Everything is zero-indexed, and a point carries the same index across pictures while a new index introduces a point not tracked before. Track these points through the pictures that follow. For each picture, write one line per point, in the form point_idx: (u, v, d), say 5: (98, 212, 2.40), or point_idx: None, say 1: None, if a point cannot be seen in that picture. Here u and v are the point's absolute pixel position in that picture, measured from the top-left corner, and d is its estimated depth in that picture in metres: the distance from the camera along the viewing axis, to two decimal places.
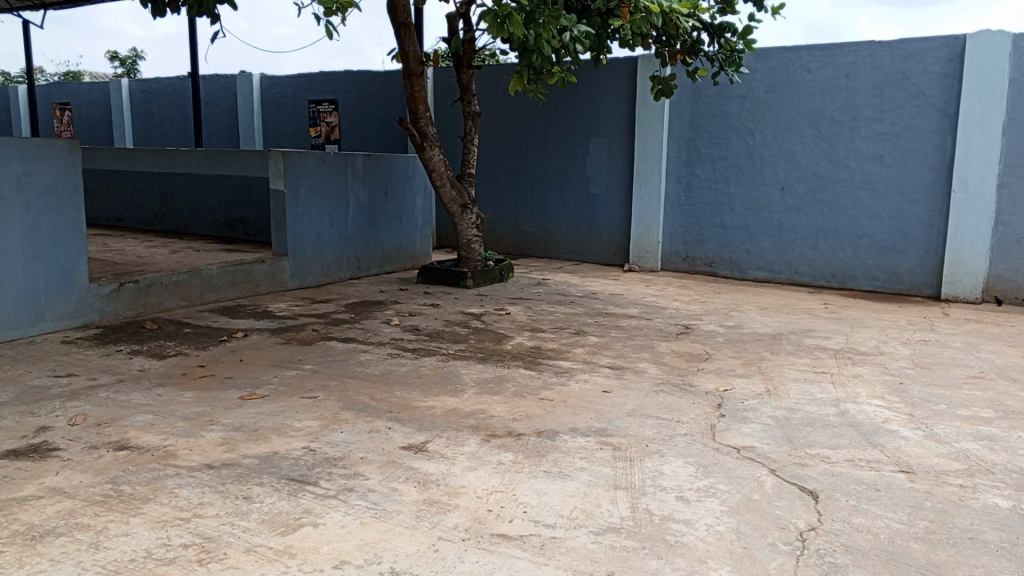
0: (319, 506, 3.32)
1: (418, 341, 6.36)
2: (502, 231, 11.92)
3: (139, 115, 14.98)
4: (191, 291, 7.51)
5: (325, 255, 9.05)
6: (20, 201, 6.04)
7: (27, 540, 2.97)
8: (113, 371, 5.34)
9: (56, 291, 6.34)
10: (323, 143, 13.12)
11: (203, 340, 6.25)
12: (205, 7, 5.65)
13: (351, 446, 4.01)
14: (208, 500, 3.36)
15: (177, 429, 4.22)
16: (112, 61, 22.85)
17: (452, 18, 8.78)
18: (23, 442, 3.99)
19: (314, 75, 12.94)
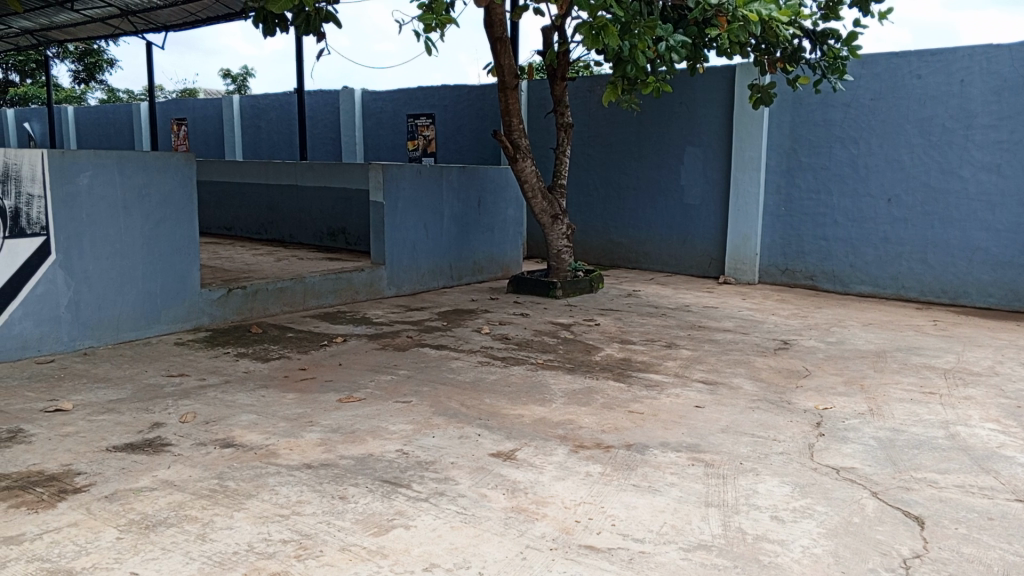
0: (411, 509, 3.39)
1: (508, 350, 6.42)
2: (594, 242, 11.89)
3: (249, 130, 15.76)
4: (294, 297, 7.83)
5: (420, 265, 9.26)
6: (142, 211, 6.45)
7: (141, 529, 3.17)
8: (221, 372, 5.63)
9: (171, 295, 6.74)
10: (420, 156, 13.45)
11: (305, 344, 6.51)
12: (311, 27, 5.91)
13: (442, 451, 4.09)
14: (306, 499, 3.49)
15: (278, 429, 4.40)
16: (225, 78, 24.22)
17: (547, 32, 8.85)
18: (139, 437, 4.26)
19: (412, 90, 13.30)
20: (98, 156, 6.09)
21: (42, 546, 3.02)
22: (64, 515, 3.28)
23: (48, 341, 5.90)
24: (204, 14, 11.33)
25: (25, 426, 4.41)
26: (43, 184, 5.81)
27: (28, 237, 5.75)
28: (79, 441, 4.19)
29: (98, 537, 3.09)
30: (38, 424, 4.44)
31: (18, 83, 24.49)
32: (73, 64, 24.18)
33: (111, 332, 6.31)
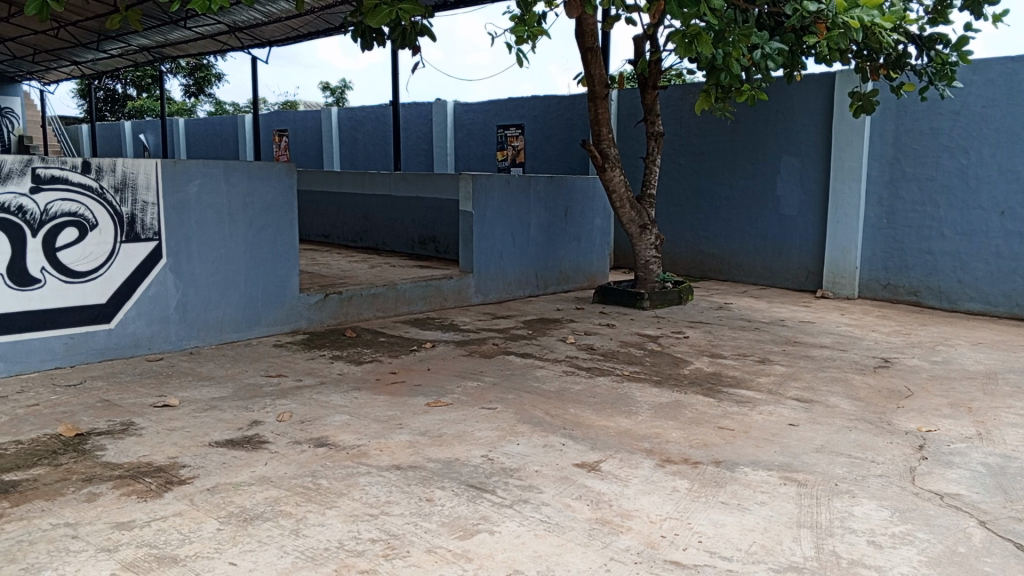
0: (496, 514, 3.42)
1: (593, 360, 6.40)
2: (684, 252, 11.72)
3: (346, 141, 16.28)
4: (386, 302, 8.03)
5: (507, 274, 9.34)
6: (245, 218, 6.75)
7: (240, 522, 3.32)
8: (316, 374, 5.82)
9: (271, 299, 7.02)
10: (509, 166, 13.60)
11: (396, 349, 6.66)
12: (407, 40, 6.06)
13: (527, 459, 4.11)
14: (394, 499, 3.57)
15: (368, 430, 4.52)
16: (325, 91, 25.15)
17: (639, 41, 8.81)
18: (239, 434, 4.45)
19: (503, 101, 13.46)
20: (206, 165, 6.42)
21: (150, 533, 3.20)
22: (170, 505, 3.46)
23: (158, 340, 6.26)
24: (306, 30, 11.79)
25: (136, 419, 4.68)
26: (156, 192, 6.16)
27: (142, 241, 6.09)
28: (184, 435, 4.42)
29: (200, 527, 3.25)
30: (147, 418, 4.71)
31: (136, 97, 26.13)
32: (184, 78, 25.64)
33: (214, 332, 6.63)
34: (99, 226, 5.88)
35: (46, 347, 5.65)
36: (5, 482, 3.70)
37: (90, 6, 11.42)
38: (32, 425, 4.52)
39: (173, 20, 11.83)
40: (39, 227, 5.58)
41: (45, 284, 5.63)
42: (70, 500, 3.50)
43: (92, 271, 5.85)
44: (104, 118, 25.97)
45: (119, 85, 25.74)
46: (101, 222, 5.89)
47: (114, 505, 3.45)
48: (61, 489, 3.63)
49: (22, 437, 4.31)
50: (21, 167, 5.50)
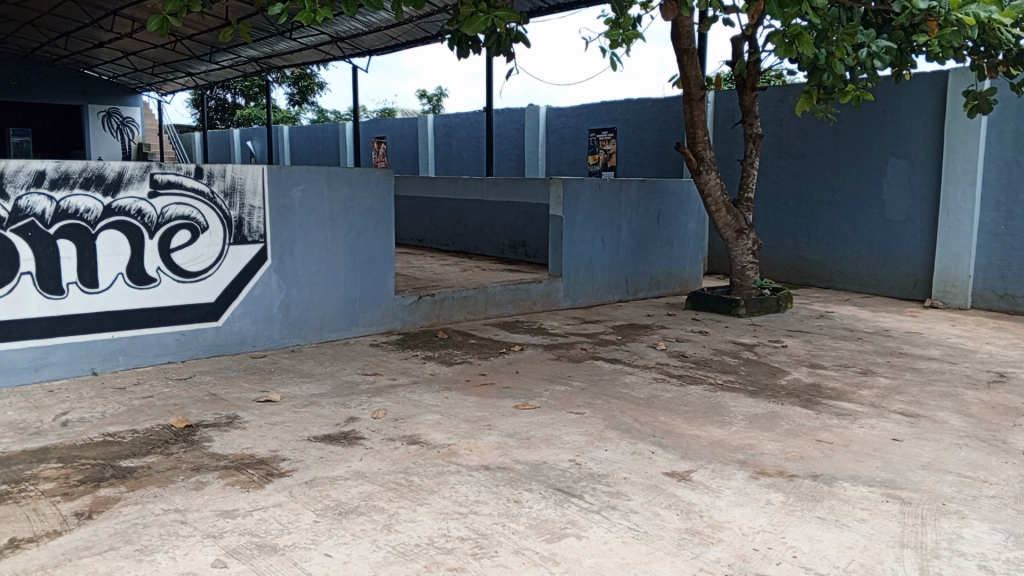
0: (583, 519, 3.42)
1: (685, 368, 6.29)
2: (783, 258, 11.39)
3: (440, 147, 16.62)
4: (476, 305, 8.14)
5: (597, 278, 9.31)
6: (345, 222, 6.98)
7: (336, 515, 3.43)
8: (409, 373, 5.96)
9: (368, 300, 7.24)
10: (601, 170, 13.53)
11: (486, 351, 6.75)
12: (502, 47, 6.13)
13: (616, 465, 4.08)
14: (483, 499, 3.61)
15: (459, 430, 4.60)
16: (422, 99, 25.75)
17: (737, 42, 8.62)
18: (336, 429, 4.61)
19: (596, 105, 13.42)
20: (310, 171, 6.67)
21: (252, 522, 3.35)
22: (270, 496, 3.62)
23: (262, 338, 6.55)
24: (403, 39, 12.09)
25: (240, 413, 4.92)
26: (263, 197, 6.45)
27: (248, 244, 6.39)
28: (285, 429, 4.61)
29: (298, 518, 3.38)
30: (250, 412, 4.93)
31: (244, 106, 27.44)
32: (290, 87, 26.76)
33: (315, 331, 6.89)
34: (210, 228, 6.18)
35: (161, 343, 6.00)
36: (122, 468, 3.95)
37: (204, 20, 12.08)
38: (147, 416, 4.81)
39: (280, 31, 12.37)
40: (156, 229, 5.91)
41: (161, 283, 5.97)
42: (180, 487, 3.71)
43: (202, 272, 6.17)
44: (215, 127, 27.40)
45: (230, 95, 27.13)
46: (212, 225, 6.19)
47: (220, 494, 3.64)
48: (172, 477, 3.85)
49: (138, 426, 4.60)
50: (141, 173, 5.82)
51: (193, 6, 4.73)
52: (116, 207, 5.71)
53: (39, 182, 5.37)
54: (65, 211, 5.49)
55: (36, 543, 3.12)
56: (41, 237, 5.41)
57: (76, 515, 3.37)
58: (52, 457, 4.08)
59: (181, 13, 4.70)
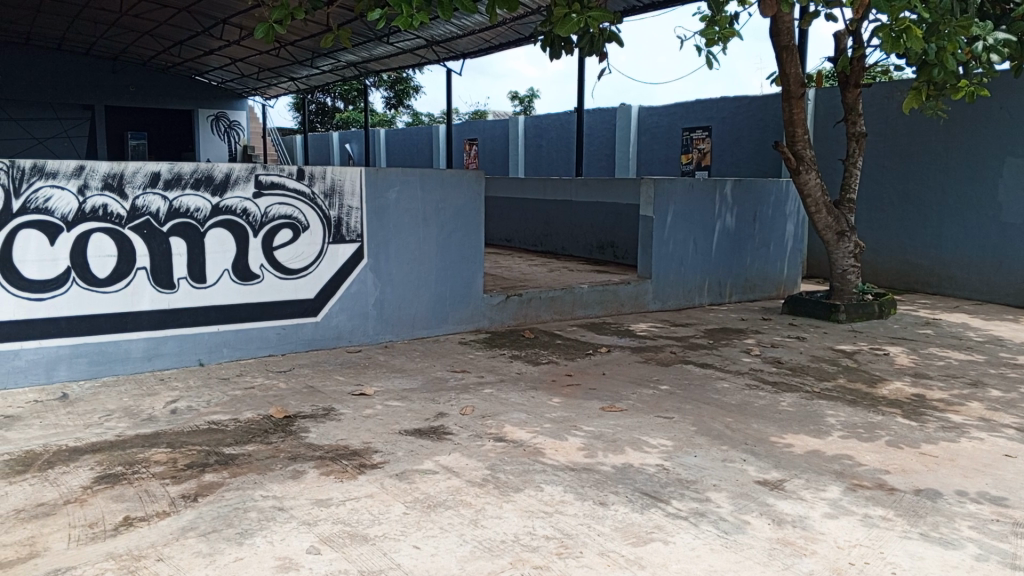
0: (670, 525, 3.37)
1: (779, 374, 6.11)
2: (887, 262, 10.90)
3: (530, 148, 16.72)
4: (563, 305, 8.14)
5: (687, 280, 9.15)
6: (437, 222, 7.11)
7: (425, 508, 3.50)
8: (496, 372, 6.02)
9: (458, 299, 7.36)
10: (694, 169, 13.33)
11: (572, 352, 6.74)
12: (595, 47, 6.10)
13: (705, 472, 4.01)
14: (568, 499, 3.62)
15: (545, 430, 4.62)
16: (514, 101, 25.98)
17: (840, 36, 8.30)
18: (426, 424, 4.71)
19: (690, 103, 13.20)
20: (405, 172, 6.83)
21: (344, 511, 3.46)
22: (362, 487, 3.73)
23: (357, 334, 6.76)
24: (497, 41, 12.22)
25: (336, 405, 5.08)
26: (360, 198, 6.64)
27: (346, 242, 6.60)
28: (377, 422, 4.74)
29: (388, 509, 3.47)
30: (345, 405, 5.10)
31: (343, 109, 28.41)
32: (386, 92, 27.50)
33: (407, 328, 7.06)
34: (310, 227, 6.42)
35: (263, 336, 6.28)
36: (225, 454, 4.16)
37: (307, 26, 12.53)
38: (249, 406, 5.04)
39: (378, 36, 12.71)
40: (259, 228, 6.18)
41: (263, 280, 6.23)
42: (278, 475, 3.87)
43: (302, 269, 6.42)
44: (315, 129, 28.45)
45: (329, 99, 28.11)
46: (312, 224, 6.43)
47: (315, 483, 3.77)
48: (271, 465, 4.02)
49: (240, 416, 4.82)
50: (246, 174, 6.08)
51: (297, 14, 4.91)
52: (223, 206, 5.99)
53: (154, 183, 5.69)
54: (177, 210, 5.80)
55: (147, 522, 3.32)
56: (155, 234, 5.73)
57: (183, 498, 3.57)
58: (163, 442, 4.33)
59: (286, 20, 4.89)
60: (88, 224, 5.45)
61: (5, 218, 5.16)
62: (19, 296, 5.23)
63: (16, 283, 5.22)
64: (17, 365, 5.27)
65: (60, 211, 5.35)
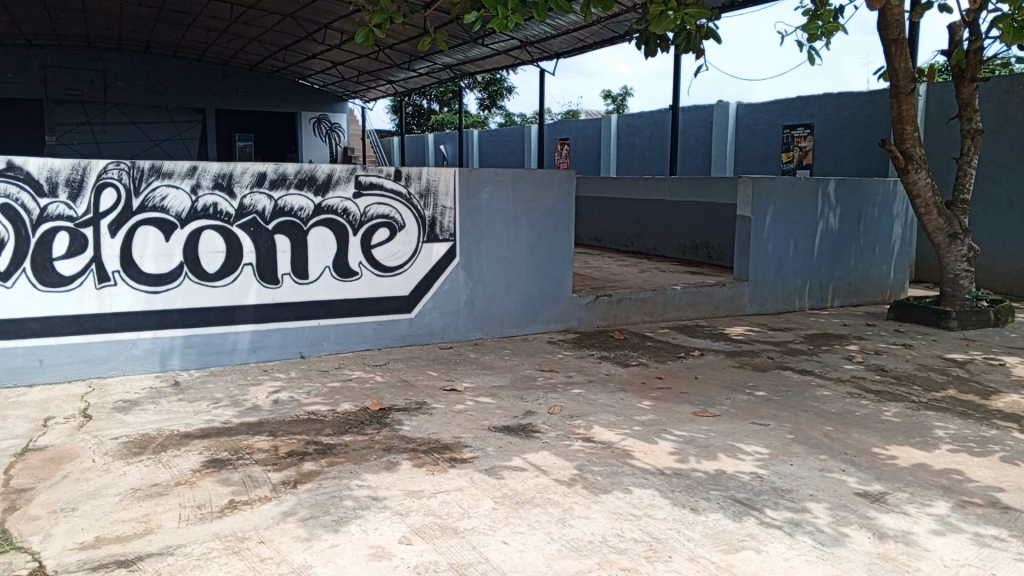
0: (763, 533, 3.28)
1: (883, 383, 5.85)
2: (1004, 267, 10.25)
3: (623, 147, 16.60)
4: (655, 307, 8.02)
5: (786, 282, 8.87)
6: (528, 222, 7.15)
7: (513, 505, 3.53)
8: (585, 372, 6.01)
9: (548, 298, 7.38)
10: (795, 168, 12.94)
11: (663, 354, 6.65)
12: (692, 44, 5.98)
13: (801, 481, 3.88)
14: (658, 503, 3.57)
15: (635, 432, 4.58)
16: (607, 100, 25.87)
17: (955, 29, 7.87)
18: (515, 421, 4.75)
19: (791, 100, 12.82)
20: (497, 173, 6.90)
21: (435, 503, 3.53)
22: (453, 480, 3.80)
23: (449, 331, 6.89)
24: (591, 40, 12.17)
25: (428, 400, 5.19)
26: (454, 198, 6.76)
27: (440, 241, 6.73)
28: (467, 418, 4.81)
29: (477, 504, 3.52)
30: (437, 399, 5.20)
31: (438, 111, 28.99)
32: (480, 93, 27.88)
33: (497, 326, 7.14)
34: (406, 227, 6.58)
35: (361, 331, 6.47)
36: (324, 444, 4.31)
37: (405, 30, 12.83)
38: (345, 398, 5.20)
39: (473, 37, 12.88)
40: (358, 227, 6.37)
41: (362, 277, 6.42)
42: (372, 465, 3.98)
43: (398, 267, 6.57)
44: (411, 130, 29.17)
45: (425, 101, 28.77)
46: (408, 223, 6.58)
47: (407, 474, 3.86)
48: (366, 455, 4.14)
49: (337, 407, 4.99)
50: (347, 174, 6.27)
51: (395, 18, 5.03)
52: (325, 206, 6.21)
53: (261, 183, 5.95)
54: (282, 209, 6.04)
55: (250, 505, 3.49)
56: (261, 232, 5.99)
57: (284, 484, 3.73)
58: (265, 430, 4.53)
59: (384, 24, 5.01)
60: (200, 222, 5.76)
61: (125, 216, 5.51)
62: (137, 289, 5.58)
63: (135, 276, 5.57)
64: (135, 354, 5.62)
65: (174, 209, 5.66)
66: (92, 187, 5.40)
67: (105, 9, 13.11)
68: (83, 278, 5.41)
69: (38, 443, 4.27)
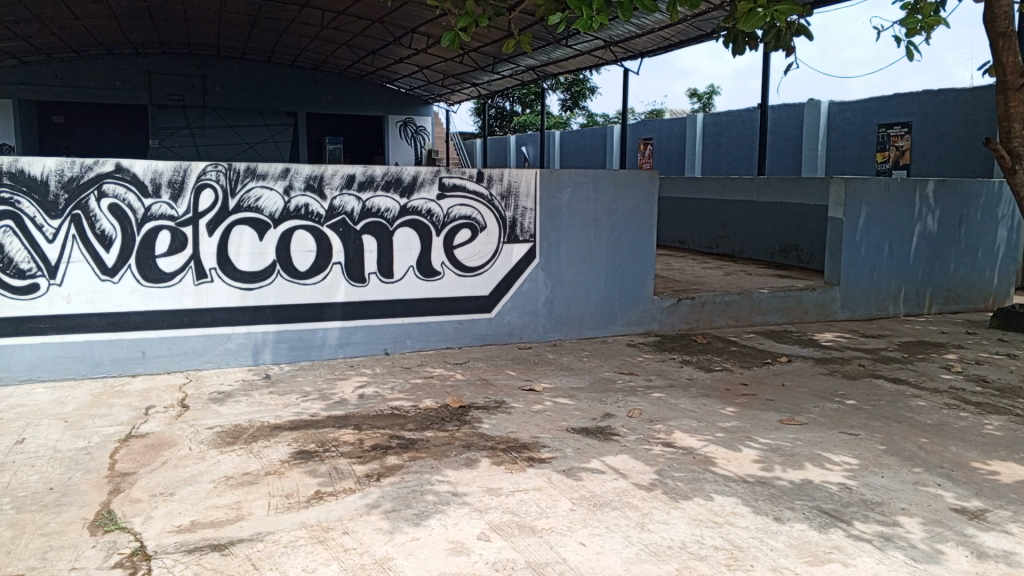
0: (851, 546, 3.17)
1: (985, 395, 5.55)
2: None
3: (708, 147, 16.31)
4: (740, 311, 7.83)
5: (879, 287, 8.52)
6: (609, 223, 7.11)
7: (591, 506, 3.52)
8: (666, 376, 5.93)
9: (629, 301, 7.31)
10: (891, 168, 12.45)
11: (748, 360, 6.49)
12: (782, 42, 5.82)
13: (893, 494, 3.73)
14: (741, 511, 3.50)
15: (717, 439, 4.49)
16: (693, 98, 25.46)
17: None
18: (594, 424, 4.73)
19: (887, 98, 12.33)
20: (579, 174, 6.89)
21: (514, 502, 3.56)
22: (531, 479, 3.82)
23: (528, 331, 6.92)
24: (676, 39, 11.99)
25: (507, 399, 5.22)
26: (535, 199, 6.79)
27: (520, 242, 6.78)
28: (546, 418, 4.82)
29: (555, 504, 3.53)
30: (516, 399, 5.23)
31: (521, 112, 29.14)
32: (563, 94, 27.84)
33: (577, 327, 7.13)
34: (487, 228, 6.65)
35: (443, 330, 6.57)
36: (406, 439, 4.40)
37: (490, 32, 12.96)
38: (427, 395, 5.30)
39: (556, 38, 12.89)
40: (441, 228, 6.47)
41: (444, 277, 6.53)
42: (453, 462, 4.04)
43: (479, 268, 6.65)
44: (494, 132, 29.44)
45: (508, 103, 28.99)
46: (489, 224, 6.65)
47: (487, 472, 3.91)
48: (446, 451, 4.21)
49: (419, 403, 5.09)
50: (431, 177, 6.38)
51: (481, 20, 5.08)
52: (410, 207, 6.34)
53: (349, 184, 6.12)
54: (369, 210, 6.20)
55: (336, 497, 3.60)
56: (349, 232, 6.16)
57: (368, 476, 3.83)
58: (351, 423, 4.66)
59: (470, 28, 5.07)
60: (292, 222, 5.96)
61: (222, 216, 5.77)
62: (232, 285, 5.83)
63: (230, 274, 5.82)
64: (230, 347, 5.87)
65: (268, 210, 5.89)
66: (191, 188, 5.67)
67: (205, 18, 13.76)
68: (183, 275, 5.69)
69: (141, 431, 4.52)
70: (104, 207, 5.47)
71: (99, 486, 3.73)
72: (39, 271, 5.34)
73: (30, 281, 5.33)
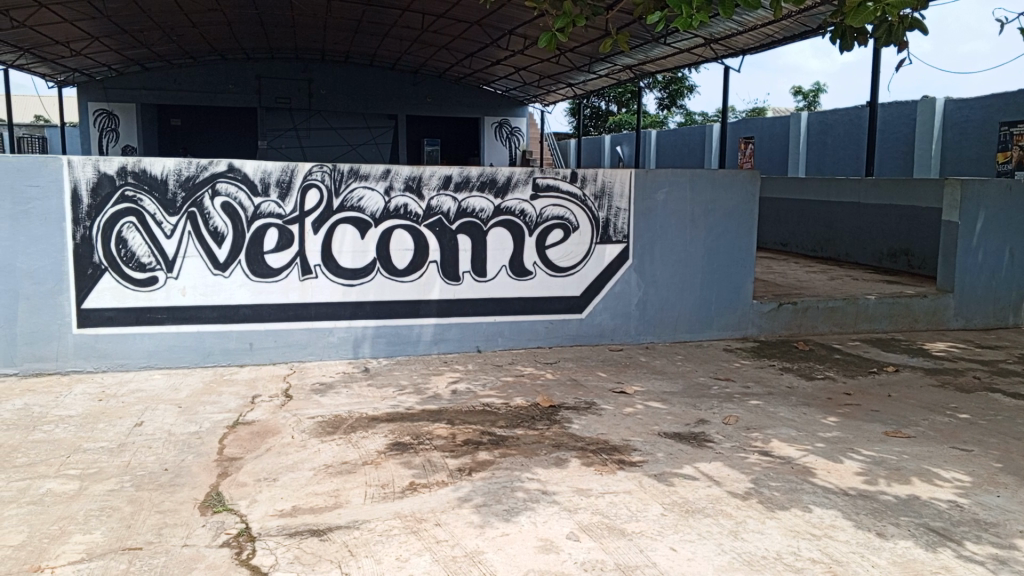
0: (961, 567, 3.01)
1: None
2: None
3: (813, 146, 15.76)
4: (845, 317, 7.53)
5: (998, 295, 8.02)
6: (706, 225, 6.97)
7: (682, 512, 3.47)
8: (763, 383, 5.77)
9: (726, 305, 7.13)
10: (1013, 169, 11.60)
11: (852, 369, 6.24)
12: (894, 37, 5.55)
13: (1009, 515, 3.50)
14: (841, 524, 3.37)
15: (816, 449, 4.34)
16: (798, 96, 24.59)
17: None
18: (687, 429, 4.66)
19: (1011, 95, 11.59)
20: (675, 174, 6.80)
21: (604, 503, 3.55)
22: (622, 482, 3.80)
23: (620, 333, 6.87)
24: (781, 35, 11.61)
25: (598, 400, 5.21)
26: (629, 199, 6.74)
27: (614, 243, 6.74)
28: (637, 421, 4.78)
29: (646, 508, 3.50)
30: (607, 400, 5.21)
31: (616, 112, 28.96)
32: (660, 92, 27.46)
33: (670, 330, 7.02)
34: (580, 228, 6.64)
35: (535, 329, 6.61)
36: (497, 436, 4.45)
37: (587, 32, 12.90)
38: (519, 393, 5.34)
39: (655, 37, 12.71)
40: (535, 228, 6.51)
41: (536, 277, 6.56)
42: (543, 460, 4.07)
43: (572, 268, 6.65)
44: (589, 132, 29.39)
45: (603, 103, 28.88)
46: (582, 224, 6.64)
47: (577, 472, 3.91)
48: (537, 449, 4.24)
49: (511, 401, 5.14)
50: (525, 177, 6.44)
51: (579, 20, 5.07)
52: (504, 207, 6.41)
53: (446, 185, 6.24)
54: (464, 210, 6.31)
55: (429, 489, 3.68)
56: (445, 231, 6.28)
57: (460, 471, 3.90)
58: (444, 418, 4.75)
59: (568, 28, 5.07)
60: (392, 221, 6.14)
61: (327, 215, 5.98)
62: (334, 282, 6.05)
63: (333, 270, 6.03)
64: (332, 340, 6.09)
65: (370, 209, 6.07)
66: (298, 188, 5.91)
67: (311, 24, 14.27)
68: (289, 270, 5.93)
69: (247, 418, 4.75)
70: (218, 205, 5.77)
71: (209, 469, 3.95)
72: (157, 265, 5.69)
73: (150, 275, 5.68)
